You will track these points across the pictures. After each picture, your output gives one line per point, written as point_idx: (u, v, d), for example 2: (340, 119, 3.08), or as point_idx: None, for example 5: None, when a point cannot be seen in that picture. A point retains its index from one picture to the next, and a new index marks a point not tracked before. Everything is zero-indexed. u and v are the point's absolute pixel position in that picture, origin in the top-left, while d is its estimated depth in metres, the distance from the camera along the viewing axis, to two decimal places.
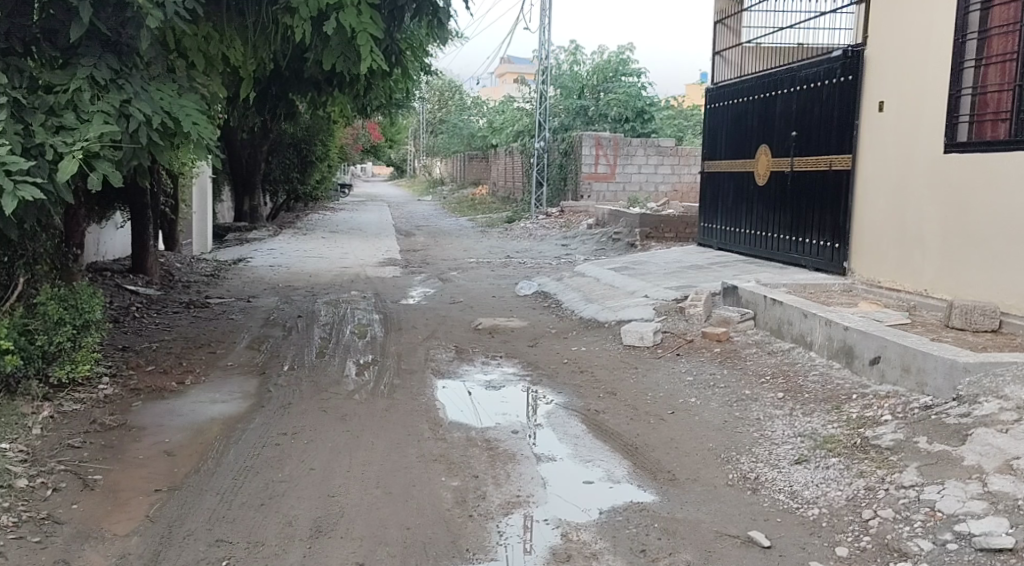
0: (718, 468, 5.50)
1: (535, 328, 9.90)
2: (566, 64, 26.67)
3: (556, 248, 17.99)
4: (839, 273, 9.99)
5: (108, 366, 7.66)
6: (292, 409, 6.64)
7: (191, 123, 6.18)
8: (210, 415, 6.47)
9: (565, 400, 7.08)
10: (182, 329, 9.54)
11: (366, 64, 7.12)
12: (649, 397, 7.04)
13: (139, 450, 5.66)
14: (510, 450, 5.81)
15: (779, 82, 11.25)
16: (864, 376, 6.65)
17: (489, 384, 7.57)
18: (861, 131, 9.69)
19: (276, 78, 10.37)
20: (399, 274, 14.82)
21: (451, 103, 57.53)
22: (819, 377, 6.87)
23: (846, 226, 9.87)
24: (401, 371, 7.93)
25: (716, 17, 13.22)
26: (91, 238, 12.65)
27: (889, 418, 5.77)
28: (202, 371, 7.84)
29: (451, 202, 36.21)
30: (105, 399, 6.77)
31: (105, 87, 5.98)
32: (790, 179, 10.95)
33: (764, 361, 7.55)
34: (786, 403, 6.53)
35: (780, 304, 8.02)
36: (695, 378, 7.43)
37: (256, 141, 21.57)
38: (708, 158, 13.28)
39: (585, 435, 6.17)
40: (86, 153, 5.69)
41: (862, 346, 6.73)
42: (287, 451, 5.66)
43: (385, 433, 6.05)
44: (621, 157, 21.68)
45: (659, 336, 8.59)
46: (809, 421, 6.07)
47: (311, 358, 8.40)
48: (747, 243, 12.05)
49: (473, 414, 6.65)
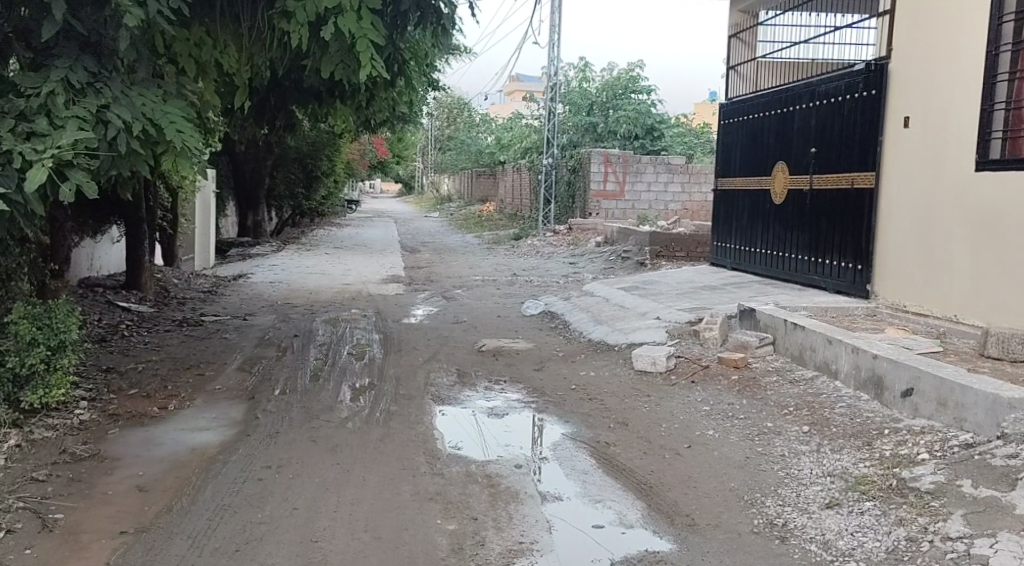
0: (742, 512, 5.01)
1: (542, 351, 9.43)
2: (575, 80, 26.41)
3: (564, 266, 17.52)
4: (860, 296, 9.51)
5: (88, 390, 7.22)
6: (280, 438, 6.17)
7: (175, 130, 5.74)
8: (191, 445, 6.02)
9: (573, 431, 6.61)
10: (172, 350, 9.12)
11: (365, 73, 6.69)
12: (663, 428, 6.56)
13: (108, 485, 5.21)
14: (513, 488, 5.34)
15: (797, 96, 10.80)
16: (895, 409, 6.19)
17: (492, 411, 7.10)
18: (885, 148, 9.22)
19: (274, 89, 9.95)
20: (403, 292, 14.37)
21: (460, 120, 57.34)
22: (847, 410, 6.38)
23: (869, 247, 9.38)
24: (399, 397, 7.45)
25: (730, 30, 12.82)
26: (85, 252, 12.25)
27: (927, 457, 5.28)
28: (188, 396, 7.35)
29: (458, 220, 35.92)
30: (80, 426, 6.35)
31: (81, 91, 5.57)
32: (810, 197, 10.48)
33: (787, 390, 7.07)
34: (812, 438, 6.04)
35: (802, 329, 7.56)
36: (712, 408, 6.95)
37: (261, 158, 21.18)
38: (722, 175, 12.83)
39: (595, 472, 5.68)
40: (58, 162, 5.27)
41: (893, 377, 6.27)
42: (270, 488, 5.20)
43: (377, 468, 5.59)
44: (631, 174, 21.21)
45: (672, 361, 8.12)
46: (839, 460, 5.59)
47: (305, 381, 7.94)
48: (763, 264, 11.59)
49: (474, 445, 6.17)
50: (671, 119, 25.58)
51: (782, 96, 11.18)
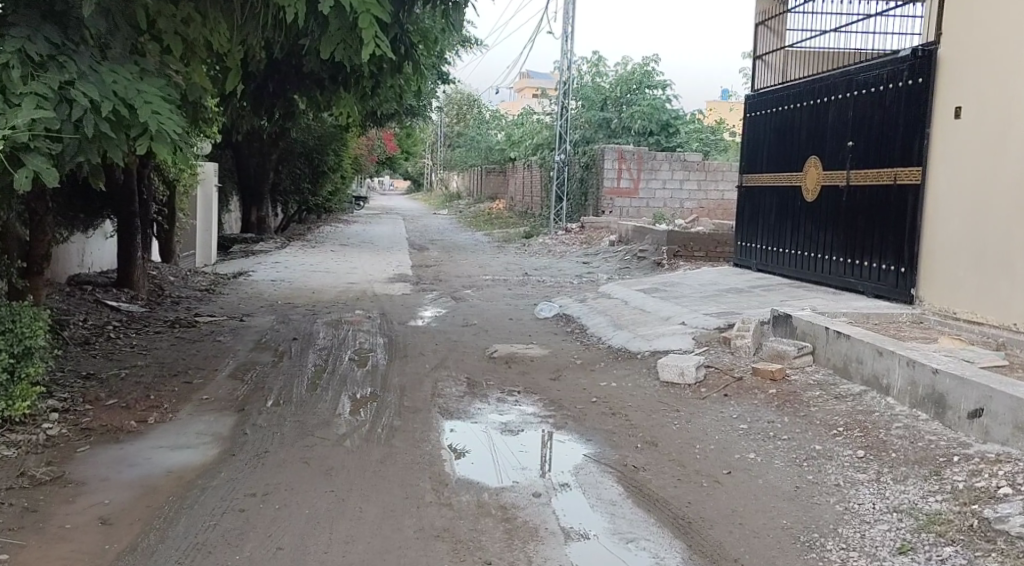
0: (798, 557, 4.40)
1: (558, 358, 8.73)
2: (588, 75, 25.60)
3: (577, 266, 16.83)
4: (902, 301, 8.77)
5: (62, 400, 6.57)
6: (269, 459, 5.49)
7: (151, 111, 5.05)
8: (167, 466, 5.36)
9: (596, 451, 5.92)
10: (160, 354, 8.45)
11: (368, 52, 5.98)
12: (697, 451, 5.85)
13: (67, 517, 4.57)
14: (532, 523, 4.67)
15: (833, 86, 10.06)
16: (961, 432, 5.51)
17: (505, 427, 6.40)
18: (932, 141, 8.48)
19: (272, 74, 9.20)
20: (410, 292, 13.68)
21: (471, 116, 56.56)
22: (905, 431, 5.68)
23: (914, 248, 8.64)
24: (403, 410, 6.75)
25: (757, 18, 12.00)
26: (74, 248, 11.56)
27: (1011, 493, 4.60)
28: (171, 407, 6.66)
29: (465, 218, 35.20)
30: (46, 442, 5.68)
31: (41, 66, 4.92)
32: (845, 194, 9.73)
33: (833, 406, 6.37)
34: (870, 465, 5.34)
35: (846, 338, 6.85)
36: (750, 427, 6.24)
37: (265, 151, 20.50)
38: (747, 171, 12.10)
39: (624, 502, 5.00)
40: (13, 145, 4.66)
41: (957, 395, 5.59)
42: (252, 522, 4.57)
43: (377, 496, 4.93)
44: (646, 172, 20.51)
45: (702, 372, 7.40)
46: (904, 493, 4.92)
47: (301, 391, 7.24)
48: (792, 265, 10.87)
49: (485, 468, 5.48)
50: (687, 116, 24.82)
51: (816, 85, 10.42)
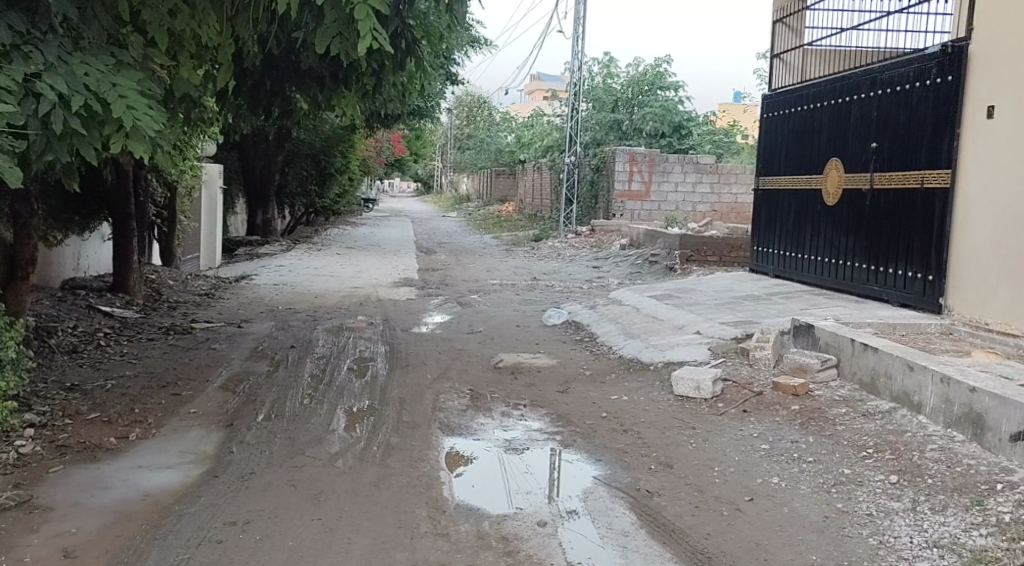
0: None
1: (566, 368, 8.32)
2: (600, 76, 25.08)
3: (587, 271, 16.39)
4: (929, 309, 8.33)
5: (40, 414, 6.19)
6: (253, 481, 5.11)
7: (126, 106, 4.66)
8: (145, 488, 4.98)
9: (607, 474, 5.49)
10: (150, 363, 8.06)
11: (365, 44, 5.51)
12: (717, 474, 5.43)
13: (30, 549, 4.22)
14: (536, 558, 4.28)
15: (856, 85, 9.61)
16: (1002, 456, 5.08)
17: (509, 445, 5.99)
18: (963, 142, 8.03)
19: (270, 70, 8.80)
20: (415, 297, 13.27)
21: (481, 117, 56.15)
22: (941, 453, 5.25)
23: (942, 255, 8.20)
24: (400, 425, 6.34)
25: (775, 16, 11.54)
26: (67, 251, 11.19)
27: None
28: (155, 422, 6.28)
29: (475, 220, 34.81)
30: (18, 462, 5.31)
31: (5, 56, 4.56)
32: (869, 198, 9.28)
33: (861, 424, 5.93)
34: (904, 493, 4.92)
35: (874, 351, 6.41)
36: (772, 448, 5.81)
37: (270, 152, 20.10)
38: (764, 173, 11.65)
39: (637, 533, 4.60)
40: None
41: (997, 416, 5.16)
42: (229, 556, 4.20)
43: (370, 524, 4.54)
44: (658, 174, 20.04)
45: (719, 386, 6.97)
46: (944, 525, 4.50)
47: (294, 405, 6.84)
48: (811, 271, 10.43)
49: (487, 492, 5.07)
50: (700, 118, 24.44)
51: (837, 84, 9.98)
